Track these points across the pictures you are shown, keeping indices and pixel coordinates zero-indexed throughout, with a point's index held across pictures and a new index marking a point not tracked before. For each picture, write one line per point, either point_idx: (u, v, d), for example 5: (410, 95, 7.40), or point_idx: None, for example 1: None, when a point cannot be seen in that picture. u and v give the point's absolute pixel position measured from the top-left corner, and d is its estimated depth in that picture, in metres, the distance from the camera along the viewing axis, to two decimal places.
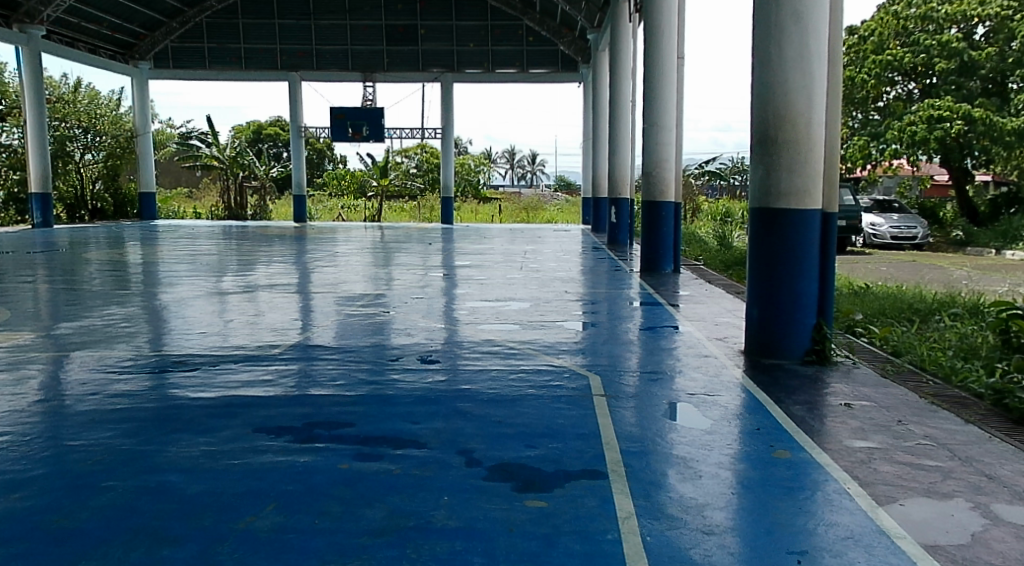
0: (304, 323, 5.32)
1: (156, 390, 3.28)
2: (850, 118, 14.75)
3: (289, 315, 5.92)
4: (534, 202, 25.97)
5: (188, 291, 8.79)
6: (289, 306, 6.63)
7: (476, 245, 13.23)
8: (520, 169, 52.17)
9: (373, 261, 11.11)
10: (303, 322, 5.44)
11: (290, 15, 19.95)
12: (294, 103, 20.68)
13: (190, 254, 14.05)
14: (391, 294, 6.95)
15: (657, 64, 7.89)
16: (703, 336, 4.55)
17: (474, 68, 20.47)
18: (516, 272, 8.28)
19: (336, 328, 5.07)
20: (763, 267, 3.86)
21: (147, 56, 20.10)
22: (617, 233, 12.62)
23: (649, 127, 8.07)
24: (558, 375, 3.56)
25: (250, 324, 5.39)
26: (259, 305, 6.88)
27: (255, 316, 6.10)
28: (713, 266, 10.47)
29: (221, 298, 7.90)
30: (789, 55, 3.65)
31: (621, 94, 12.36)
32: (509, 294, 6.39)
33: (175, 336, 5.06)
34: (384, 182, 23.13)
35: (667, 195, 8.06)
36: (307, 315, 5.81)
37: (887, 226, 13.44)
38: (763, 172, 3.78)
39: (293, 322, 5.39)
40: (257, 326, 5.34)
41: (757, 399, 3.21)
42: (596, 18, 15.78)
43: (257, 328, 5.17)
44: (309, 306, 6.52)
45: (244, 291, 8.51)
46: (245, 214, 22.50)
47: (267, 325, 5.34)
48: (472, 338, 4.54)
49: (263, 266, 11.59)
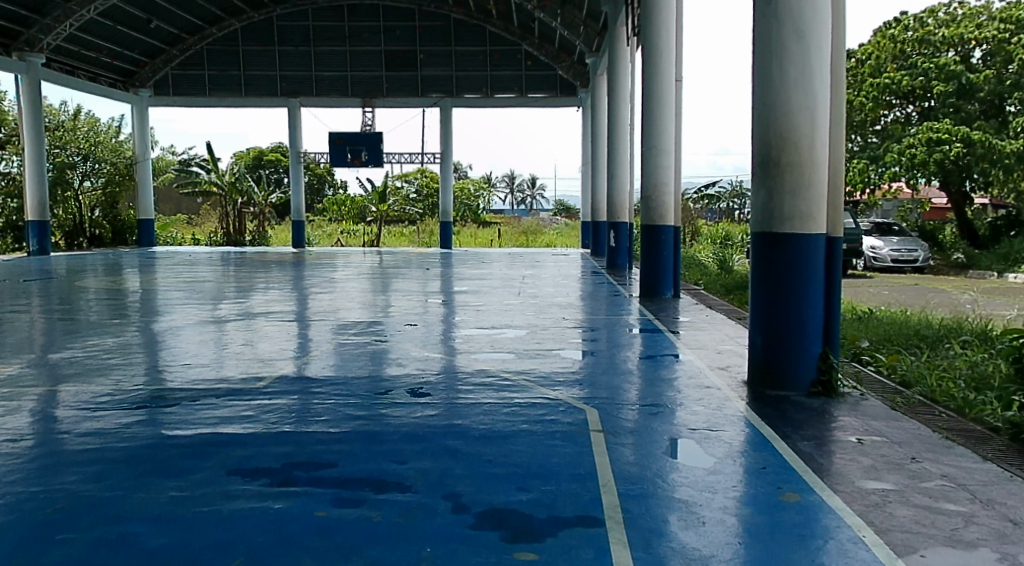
0: (295, 353, 5.18)
1: (132, 427, 3.14)
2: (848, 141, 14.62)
3: (281, 343, 5.78)
4: (534, 226, 25.90)
5: (183, 318, 8.66)
6: (281, 334, 6.49)
7: (475, 270, 13.11)
8: (521, 194, 52.19)
9: (371, 286, 10.99)
10: (295, 351, 5.29)
11: (290, 42, 20.02)
12: (293, 129, 20.69)
13: (187, 280, 13.93)
14: (386, 322, 6.81)
15: (656, 88, 7.82)
16: (705, 364, 4.40)
17: (473, 93, 20.47)
18: (514, 297, 8.14)
19: (328, 357, 4.93)
20: (766, 294, 3.72)
21: (147, 84, 20.01)
22: (615, 257, 12.55)
23: (647, 150, 7.97)
24: (553, 408, 3.41)
25: (239, 354, 5.25)
26: (252, 333, 6.74)
27: (246, 344, 5.96)
28: (714, 291, 10.33)
29: (215, 326, 7.77)
30: (790, 75, 3.55)
31: (620, 117, 12.29)
32: (506, 321, 6.25)
33: (162, 366, 4.92)
34: (383, 207, 23.07)
35: (667, 219, 7.94)
36: (299, 344, 5.67)
37: (887, 249, 13.31)
38: (766, 195, 3.66)
39: (282, 352, 5.25)
40: (247, 355, 5.20)
41: (763, 434, 3.05)
42: (594, 42, 15.77)
43: (246, 358, 5.03)
44: (302, 334, 6.38)
45: (239, 318, 8.38)
46: (244, 240, 22.39)
47: (257, 354, 5.20)
48: (466, 368, 4.40)
49: (260, 292, 11.47)
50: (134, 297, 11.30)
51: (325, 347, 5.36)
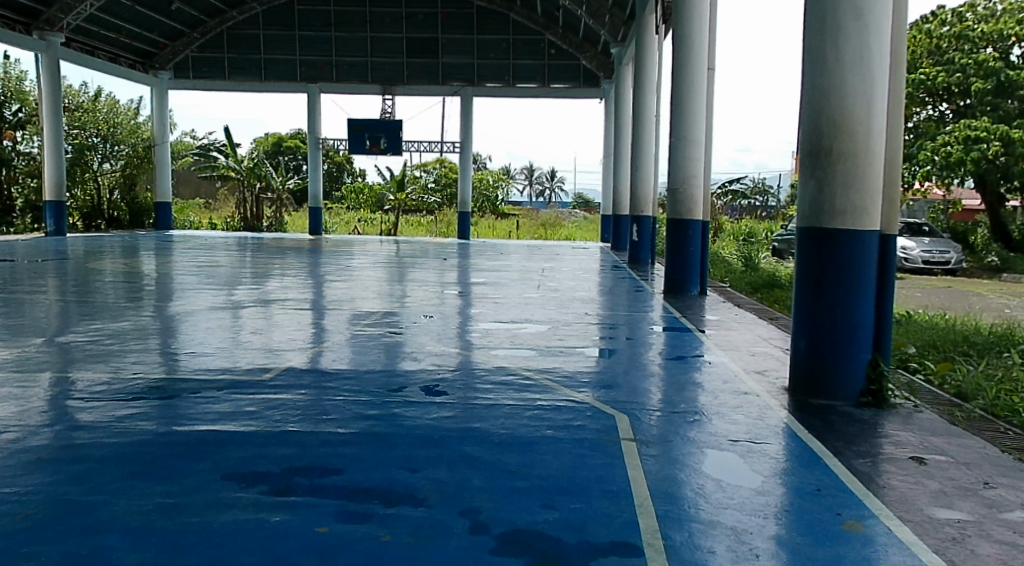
0: (306, 343, 4.95)
1: (124, 421, 2.91)
2: None
3: (292, 332, 5.56)
4: (552, 219, 25.60)
5: (195, 303, 8.50)
6: (294, 323, 6.28)
7: (492, 261, 12.85)
8: (539, 186, 51.74)
9: (387, 276, 10.77)
10: (305, 341, 5.05)
11: (311, 27, 19.81)
12: (313, 115, 20.50)
13: (202, 265, 13.81)
14: (402, 313, 6.56)
15: (687, 76, 7.49)
16: (739, 367, 4.12)
17: (494, 82, 20.16)
18: (533, 290, 7.88)
19: (340, 349, 4.69)
20: (811, 297, 3.44)
21: (167, 66, 20.01)
22: (639, 252, 12.16)
23: (676, 141, 7.64)
24: (579, 413, 3.14)
25: (249, 342, 5.04)
26: (264, 321, 6.54)
27: (258, 332, 5.76)
28: (739, 289, 10.00)
29: (228, 312, 7.59)
30: (847, 56, 3.24)
31: (646, 108, 11.95)
32: (526, 316, 5.99)
33: (168, 352, 4.72)
34: (401, 196, 22.86)
35: (695, 212, 7.63)
36: (310, 334, 5.43)
37: (919, 250, 12.88)
38: (815, 188, 3.36)
39: (293, 342, 5.02)
40: (257, 344, 4.98)
41: (812, 448, 2.77)
42: (620, 32, 15.39)
43: (255, 347, 4.80)
44: (314, 323, 6.14)
45: (252, 304, 8.19)
46: (261, 225, 22.26)
47: (266, 343, 4.98)
48: (485, 364, 4.14)
49: (274, 279, 11.29)
50: (148, 280, 11.17)
51: (338, 338, 5.13)
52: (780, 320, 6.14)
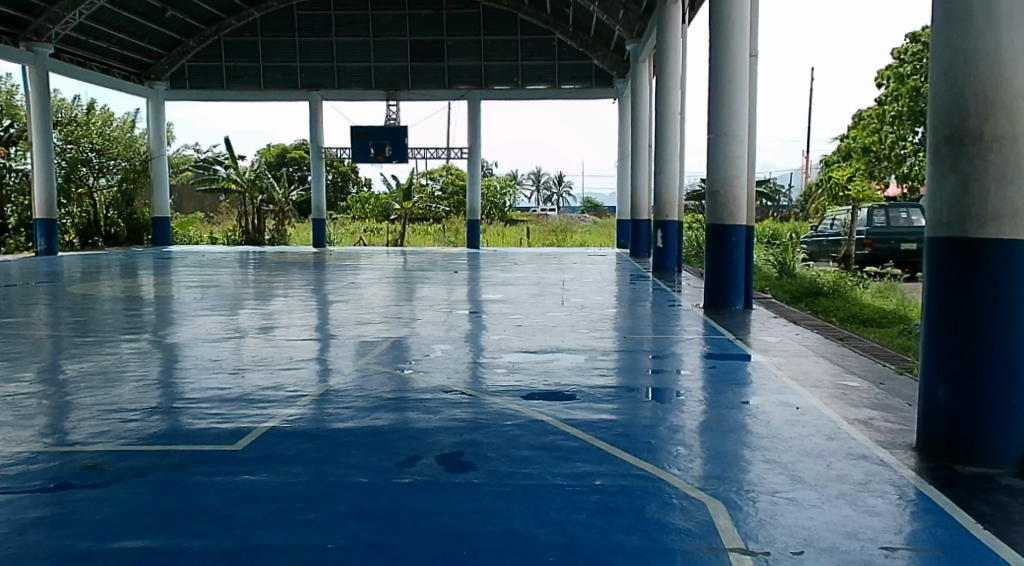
0: (294, 385, 4.15)
1: (35, 533, 2.14)
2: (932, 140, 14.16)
3: (283, 371, 4.78)
4: (564, 224, 24.79)
5: (186, 330, 7.74)
6: (290, 355, 5.50)
7: (507, 273, 12.05)
8: (546, 191, 50.89)
9: (395, 293, 9.99)
10: (298, 382, 4.27)
11: (311, 32, 19.04)
12: (314, 123, 19.76)
13: (202, 284, 13.07)
14: (412, 341, 5.77)
15: (727, 62, 6.66)
16: (834, 413, 3.28)
17: (502, 84, 19.46)
18: (557, 309, 7.06)
19: (339, 394, 3.90)
20: (951, 330, 2.61)
21: (163, 76, 19.20)
22: (664, 259, 11.37)
23: (716, 137, 6.78)
24: (654, 502, 2.33)
25: (232, 383, 4.27)
26: (259, 352, 5.77)
27: (247, 368, 4.99)
28: (780, 297, 9.19)
29: (219, 340, 6.82)
30: (1002, 11, 2.47)
31: (670, 105, 11.14)
32: (555, 343, 5.17)
33: (131, 398, 3.94)
34: (407, 205, 22.11)
35: (738, 217, 6.80)
36: (305, 371, 4.65)
37: None
38: (958, 185, 2.54)
39: (280, 384, 4.24)
40: (238, 387, 4.19)
41: (1002, 557, 1.95)
42: (635, 27, 14.57)
43: (234, 392, 4.01)
44: (311, 357, 5.36)
45: (247, 331, 7.41)
46: (263, 239, 21.49)
47: (251, 386, 4.20)
48: (518, 416, 3.34)
49: (275, 299, 10.51)
50: (142, 304, 10.43)
51: (334, 379, 4.32)
52: (851, 340, 5.29)
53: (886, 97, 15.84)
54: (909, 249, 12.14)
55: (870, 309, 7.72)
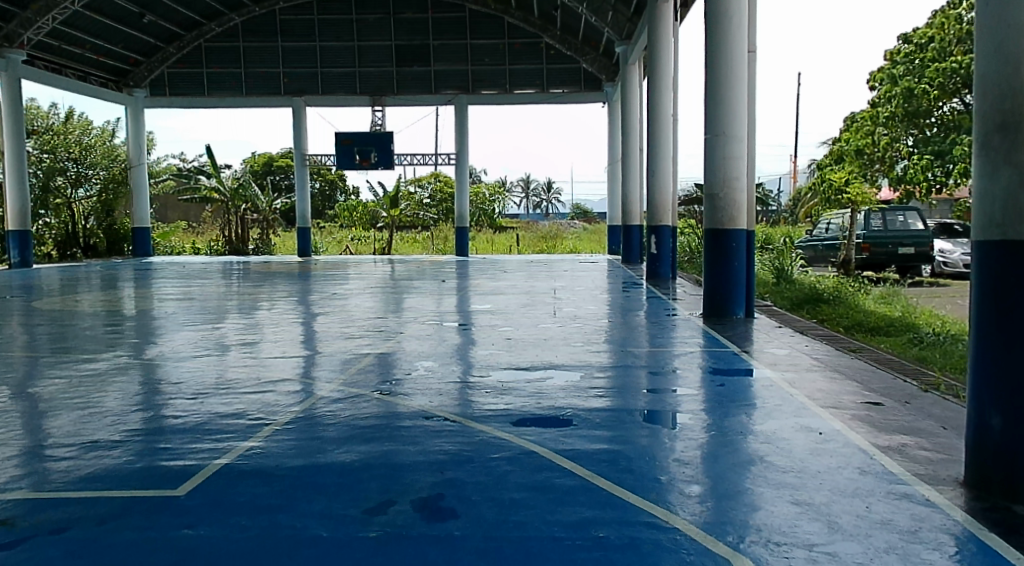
0: (261, 409, 3.76)
1: None
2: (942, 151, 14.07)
3: (255, 390, 4.37)
4: (554, 230, 24.46)
5: (160, 345, 7.33)
6: (265, 372, 5.10)
7: (497, 282, 11.68)
8: (535, 199, 50.60)
9: (381, 304, 9.60)
10: (268, 406, 3.89)
11: (294, 38, 18.68)
12: (298, 130, 19.34)
13: (182, 296, 12.64)
14: (397, 356, 5.39)
15: (724, 57, 6.32)
16: (863, 439, 2.92)
17: (491, 89, 19.09)
18: (550, 320, 6.68)
19: (310, 419, 3.51)
20: (1007, 347, 2.24)
21: (143, 83, 18.75)
22: (658, 266, 11.09)
23: (713, 138, 6.43)
24: (670, 559, 1.96)
25: (195, 407, 3.86)
26: (232, 368, 5.36)
27: (216, 386, 4.58)
28: (780, 304, 8.90)
29: (193, 354, 6.41)
30: None
31: (661, 106, 10.80)
32: (548, 359, 4.79)
33: (79, 425, 3.53)
34: (395, 213, 21.73)
35: (738, 220, 6.46)
36: (276, 391, 4.26)
37: (959, 253, 12.61)
38: (1013, 180, 2.20)
39: (248, 407, 3.84)
40: (201, 411, 3.78)
41: None
42: (625, 29, 14.25)
43: (195, 417, 3.60)
44: (286, 374, 4.97)
45: (224, 345, 6.99)
46: (247, 248, 21.04)
47: (215, 409, 3.81)
48: (508, 446, 2.96)
49: (257, 311, 10.09)
50: (117, 317, 9.99)
51: (307, 400, 3.93)
52: (864, 352, 4.95)
53: (879, 99, 15.64)
54: (908, 253, 11.92)
55: (875, 316, 7.38)
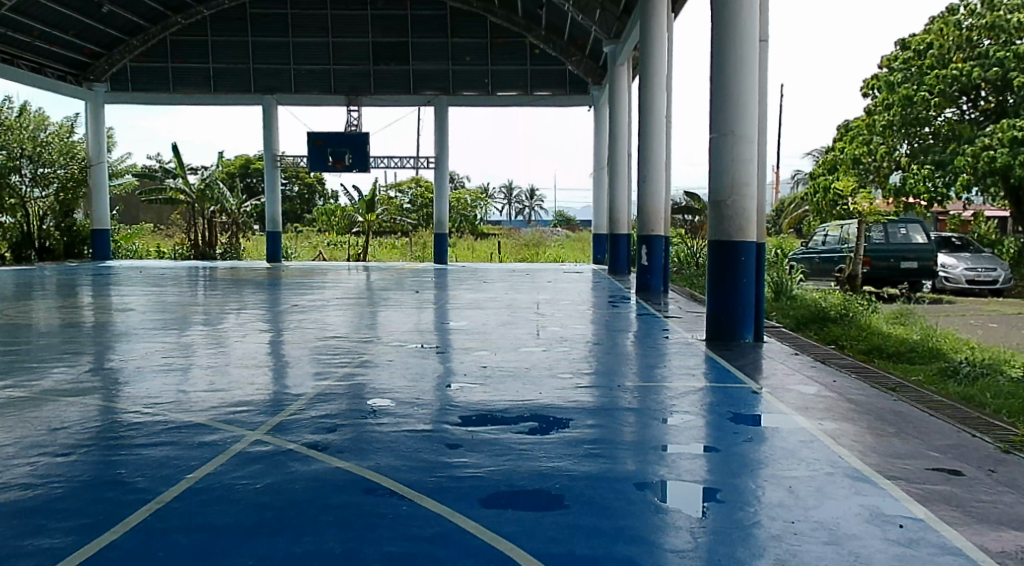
0: (156, 459, 2.90)
1: None
2: (939, 160, 13.51)
3: (166, 417, 3.52)
4: (536, 238, 23.71)
5: (90, 358, 6.41)
6: (190, 390, 4.25)
7: (476, 294, 10.85)
8: (519, 205, 49.86)
9: (350, 319, 8.72)
10: (178, 452, 3.03)
11: (265, 33, 17.78)
12: (268, 129, 18.40)
13: (137, 304, 11.67)
14: (354, 384, 4.55)
15: (735, 45, 5.55)
16: (968, 542, 2.11)
17: (471, 90, 18.31)
18: (532, 342, 5.86)
19: (221, 482, 2.66)
20: None
21: (104, 77, 17.76)
22: (649, 278, 10.25)
23: (720, 137, 5.65)
24: None
25: (71, 450, 3.00)
26: (154, 385, 4.48)
27: (119, 409, 3.71)
28: (785, 322, 8.15)
29: (121, 368, 5.53)
30: None
31: (655, 108, 10.02)
32: (531, 398, 3.94)
33: None
34: (371, 218, 20.81)
35: (748, 232, 5.68)
36: (196, 427, 3.40)
37: (962, 268, 11.99)
38: None
39: (139, 452, 2.97)
40: (82, 457, 2.92)
41: None
42: (613, 28, 13.44)
43: (64, 471, 2.74)
44: (219, 397, 4.09)
45: (163, 359, 6.11)
46: (214, 253, 20.02)
47: (104, 455, 2.95)
48: (476, 547, 2.11)
49: (218, 322, 9.20)
50: (64, 327, 9.08)
51: (217, 446, 3.07)
52: (904, 391, 4.14)
53: (876, 107, 14.93)
54: (910, 267, 11.26)
55: (892, 340, 6.65)
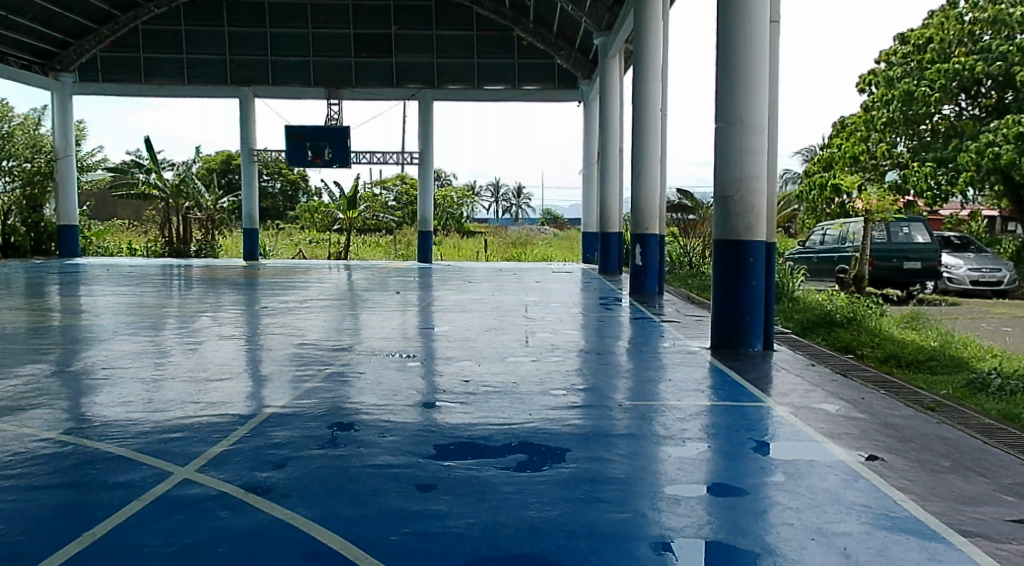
0: (53, 508, 2.32)
1: None
2: (940, 158, 13.15)
3: (80, 445, 2.93)
4: (523, 236, 23.20)
5: (30, 362, 5.80)
6: (126, 405, 3.67)
7: (461, 295, 10.29)
8: (505, 203, 49.36)
9: (326, 320, 8.15)
10: (85, 491, 2.46)
11: (241, 22, 17.11)
12: (246, 123, 17.74)
13: (101, 305, 11.02)
14: (318, 396, 3.99)
15: (743, 23, 5.03)
16: None
17: (457, 84, 17.75)
18: (521, 351, 5.31)
19: (127, 538, 2.10)
20: None
21: (72, 68, 17.03)
22: (643, 279, 9.75)
23: (727, 127, 5.13)
24: None
25: None
26: (87, 395, 3.90)
27: (32, 434, 3.13)
28: (789, 326, 7.67)
29: (62, 375, 4.94)
30: None
31: (649, 99, 9.49)
32: (519, 421, 3.39)
33: None
34: (353, 215, 20.20)
35: (757, 230, 5.18)
36: (118, 455, 2.83)
37: (965, 268, 11.60)
38: None
39: (38, 497, 2.40)
40: None
41: None
42: (605, 19, 12.88)
43: None
44: (155, 413, 3.52)
45: (113, 362, 5.51)
46: (189, 250, 19.35)
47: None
48: None
49: (186, 323, 8.62)
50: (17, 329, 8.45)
51: (134, 487, 2.49)
52: (945, 410, 3.65)
53: (874, 103, 14.52)
54: (914, 267, 10.83)
55: (907, 346, 6.19)
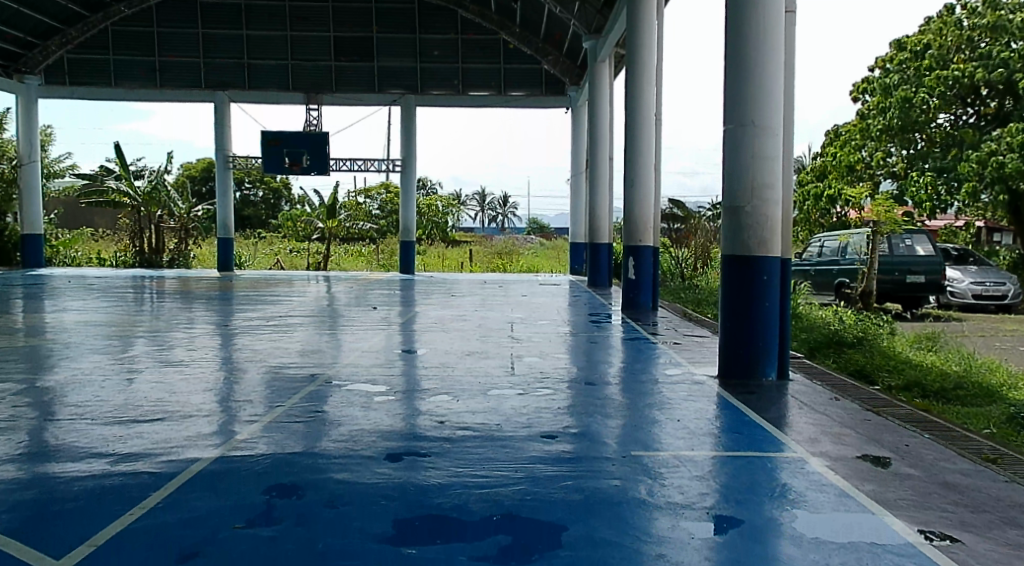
0: None
1: None
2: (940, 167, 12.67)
3: None
4: (509, 246, 22.59)
5: None
6: (23, 458, 3.01)
7: (442, 311, 9.63)
8: (491, 213, 48.76)
9: (293, 340, 7.47)
10: None
11: (216, 24, 16.48)
12: (221, 128, 17.06)
13: (58, 320, 10.27)
14: (263, 441, 3.34)
15: (757, 11, 4.48)
16: None
17: (440, 89, 17.14)
18: (506, 381, 4.69)
19: None
20: None
21: (37, 70, 16.30)
22: (637, 294, 9.16)
23: (737, 129, 4.56)
24: None
25: None
26: None
27: None
28: (794, 346, 7.08)
29: None
30: None
31: (642, 103, 8.93)
32: (501, 481, 2.76)
33: None
34: (332, 224, 19.53)
35: (771, 245, 4.60)
36: None
37: (968, 282, 11.13)
38: None
39: None
40: None
41: None
42: (594, 21, 12.34)
43: None
44: (54, 468, 2.87)
45: (40, 389, 4.83)
46: (161, 260, 18.57)
47: None
48: None
49: (142, 341, 7.91)
50: None
51: None
52: (1009, 463, 3.06)
53: (869, 110, 14.09)
54: (917, 281, 10.30)
55: (930, 371, 5.62)
